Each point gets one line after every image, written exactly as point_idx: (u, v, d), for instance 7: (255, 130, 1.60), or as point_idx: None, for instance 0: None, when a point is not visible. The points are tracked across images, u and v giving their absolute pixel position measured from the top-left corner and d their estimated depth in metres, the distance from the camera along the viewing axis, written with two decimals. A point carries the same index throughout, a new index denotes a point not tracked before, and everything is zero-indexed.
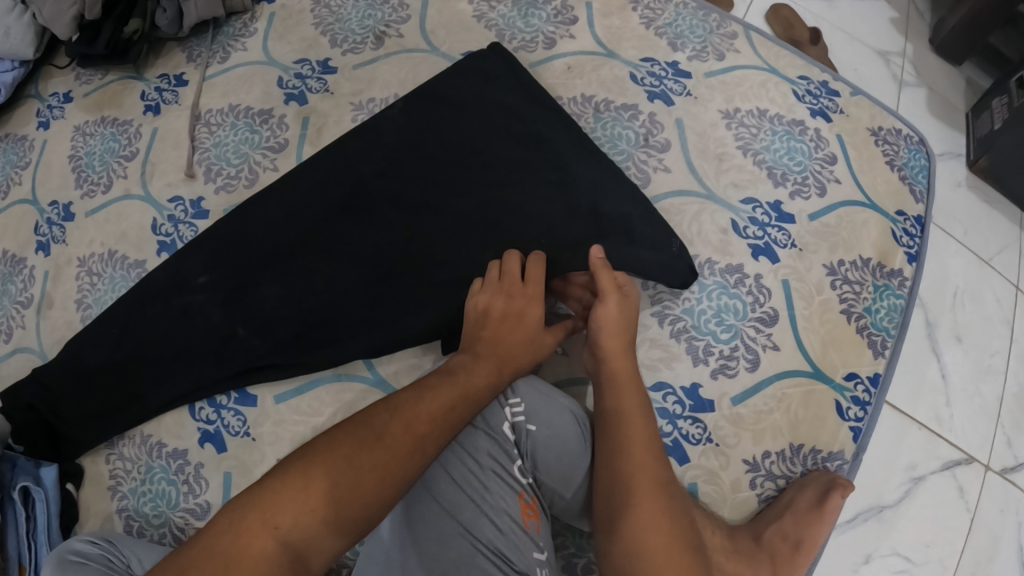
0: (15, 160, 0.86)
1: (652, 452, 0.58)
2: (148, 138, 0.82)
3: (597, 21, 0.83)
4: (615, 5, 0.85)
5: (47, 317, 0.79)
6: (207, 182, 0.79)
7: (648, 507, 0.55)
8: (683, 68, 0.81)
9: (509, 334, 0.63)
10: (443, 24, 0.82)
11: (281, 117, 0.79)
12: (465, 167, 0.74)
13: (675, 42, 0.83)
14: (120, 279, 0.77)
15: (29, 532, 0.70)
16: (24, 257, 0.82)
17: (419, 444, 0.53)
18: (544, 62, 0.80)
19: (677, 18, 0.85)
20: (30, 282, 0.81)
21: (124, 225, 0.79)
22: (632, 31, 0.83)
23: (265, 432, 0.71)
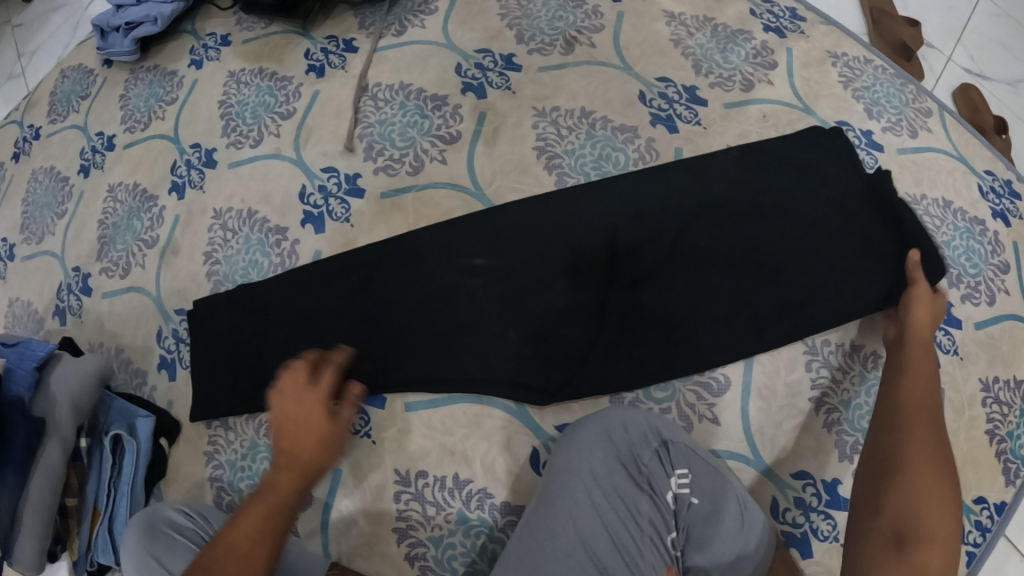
0: (162, 94, 0.86)
1: (926, 413, 0.57)
2: (307, 100, 0.79)
3: (796, 71, 0.77)
4: (815, 56, 0.78)
5: (170, 263, 0.78)
6: (365, 159, 0.74)
7: (930, 434, 0.56)
8: (875, 140, 0.75)
9: (303, 441, 0.55)
10: (638, 42, 0.77)
11: (455, 107, 0.75)
12: (739, 232, 0.68)
13: (870, 109, 0.76)
14: (257, 243, 0.74)
15: (112, 481, 0.71)
16: (155, 196, 0.81)
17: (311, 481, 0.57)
18: (740, 105, 0.75)
19: (874, 83, 0.77)
20: (157, 222, 0.80)
21: (271, 186, 0.76)
22: (829, 88, 0.77)
23: (388, 438, 0.66)
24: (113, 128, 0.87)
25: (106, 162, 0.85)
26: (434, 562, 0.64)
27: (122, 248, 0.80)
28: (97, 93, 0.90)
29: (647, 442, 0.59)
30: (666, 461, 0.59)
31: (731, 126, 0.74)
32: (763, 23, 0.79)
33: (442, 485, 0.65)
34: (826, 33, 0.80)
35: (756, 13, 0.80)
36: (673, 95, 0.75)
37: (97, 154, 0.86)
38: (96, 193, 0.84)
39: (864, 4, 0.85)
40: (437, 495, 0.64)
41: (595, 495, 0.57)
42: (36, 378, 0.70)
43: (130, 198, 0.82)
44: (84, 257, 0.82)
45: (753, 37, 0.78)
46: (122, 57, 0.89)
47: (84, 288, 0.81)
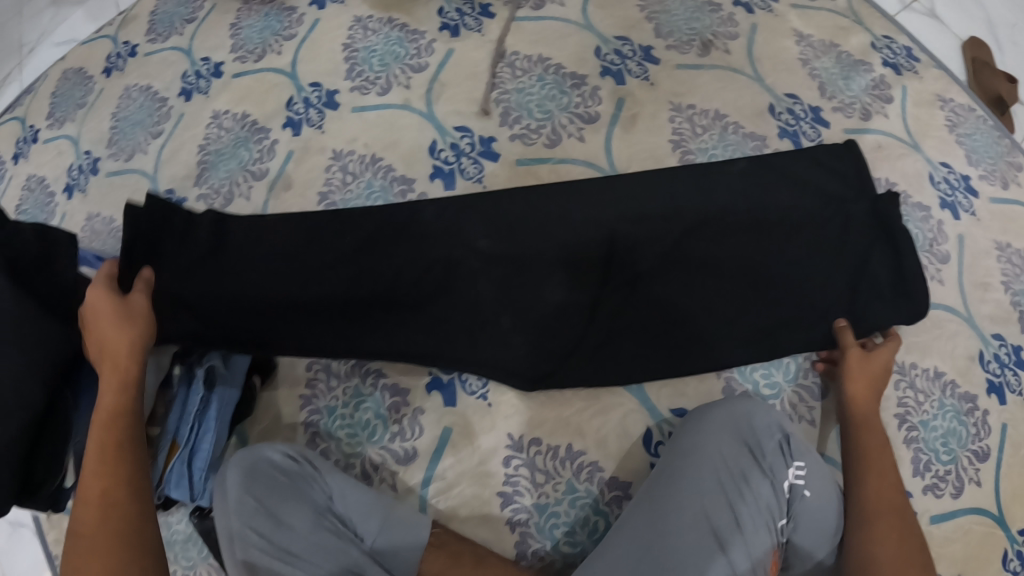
0: (278, 27, 0.84)
1: (893, 508, 0.59)
2: (440, 57, 0.79)
3: (909, 109, 0.81)
4: (927, 98, 0.82)
5: (280, 198, 0.76)
6: (501, 124, 0.75)
7: (890, 524, 0.58)
8: (972, 184, 0.79)
9: (109, 327, 0.55)
10: (770, 56, 0.80)
11: (594, 89, 0.76)
12: (775, 243, 0.69)
13: (970, 155, 0.80)
14: (380, 191, 0.74)
15: (198, 414, 0.64)
16: (267, 128, 0.79)
17: (108, 500, 0.51)
18: (858, 132, 0.78)
19: (975, 131, 0.81)
20: (268, 155, 0.78)
21: (398, 135, 0.76)
22: (937, 130, 0.81)
23: (505, 402, 0.68)
24: (221, 55, 0.84)
25: (211, 89, 0.83)
26: (535, 529, 0.65)
27: (225, 176, 0.78)
28: (205, 18, 0.87)
29: (772, 433, 0.62)
30: (787, 453, 0.61)
31: None
32: (882, 58, 0.82)
33: (554, 454, 0.66)
34: (938, 77, 0.83)
35: (876, 47, 0.83)
36: (799, 113, 0.78)
37: (201, 78, 0.84)
38: (198, 118, 0.82)
39: (965, 52, 0.88)
40: (548, 463, 0.66)
41: (720, 475, 0.60)
42: None
43: (236, 127, 0.80)
44: (181, 181, 0.80)
45: (873, 69, 0.82)
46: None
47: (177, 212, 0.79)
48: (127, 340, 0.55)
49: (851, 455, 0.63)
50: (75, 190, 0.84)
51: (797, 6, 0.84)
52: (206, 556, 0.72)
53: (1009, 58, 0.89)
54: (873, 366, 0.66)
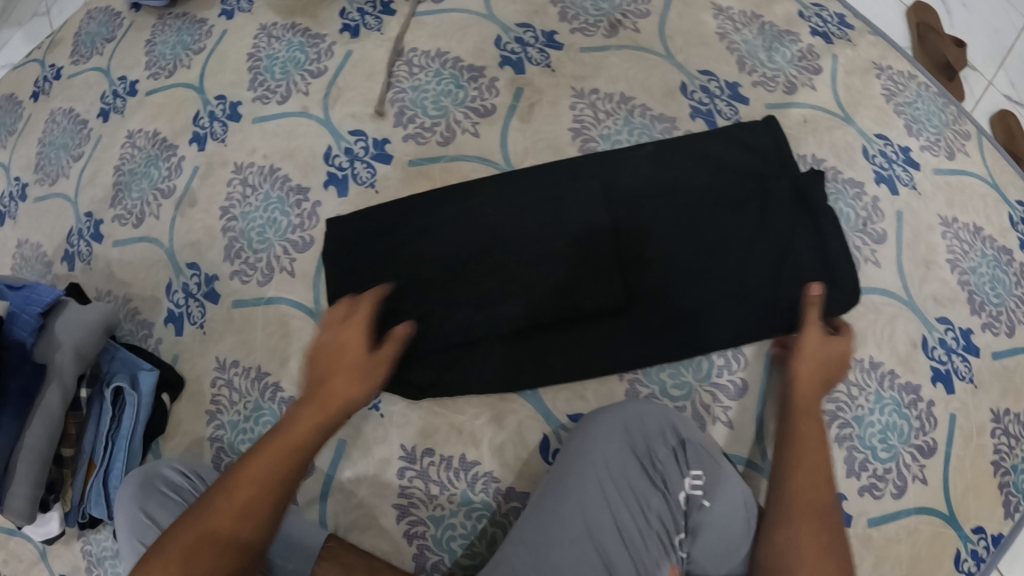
0: (189, 41, 0.84)
1: (814, 506, 0.52)
2: (340, 60, 0.77)
3: (840, 78, 0.75)
4: (862, 64, 0.75)
5: (186, 215, 0.76)
6: (396, 125, 0.72)
7: (813, 525, 0.51)
8: (913, 157, 0.73)
9: (339, 361, 0.57)
10: (684, 32, 0.75)
11: (492, 80, 0.73)
12: (691, 224, 0.66)
13: (911, 125, 0.74)
14: (276, 201, 0.73)
15: (110, 434, 0.69)
16: (175, 144, 0.79)
17: (248, 510, 0.49)
18: (781, 107, 0.73)
19: (916, 99, 0.74)
20: (176, 171, 0.78)
21: (295, 143, 0.74)
22: (872, 98, 0.74)
23: (397, 412, 0.65)
24: (135, 73, 0.84)
25: (127, 108, 0.83)
26: (432, 541, 0.63)
27: (137, 196, 0.79)
28: (123, 37, 0.87)
29: (666, 440, 0.58)
30: (682, 460, 0.57)
31: None
32: (811, 25, 0.76)
33: (448, 465, 0.64)
34: (874, 42, 0.76)
35: (805, 13, 0.77)
36: (714, 91, 0.73)
37: (118, 99, 0.84)
38: (115, 138, 0.82)
39: (909, 18, 0.80)
40: (442, 474, 0.63)
41: (608, 487, 0.57)
42: (39, 324, 0.68)
43: (148, 146, 0.81)
44: (98, 203, 0.80)
45: (800, 37, 0.76)
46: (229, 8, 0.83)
47: (95, 234, 0.79)
48: (348, 394, 0.55)
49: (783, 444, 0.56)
50: (6, 218, 0.85)
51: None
52: None
53: (957, 21, 0.81)
54: (827, 354, 0.60)
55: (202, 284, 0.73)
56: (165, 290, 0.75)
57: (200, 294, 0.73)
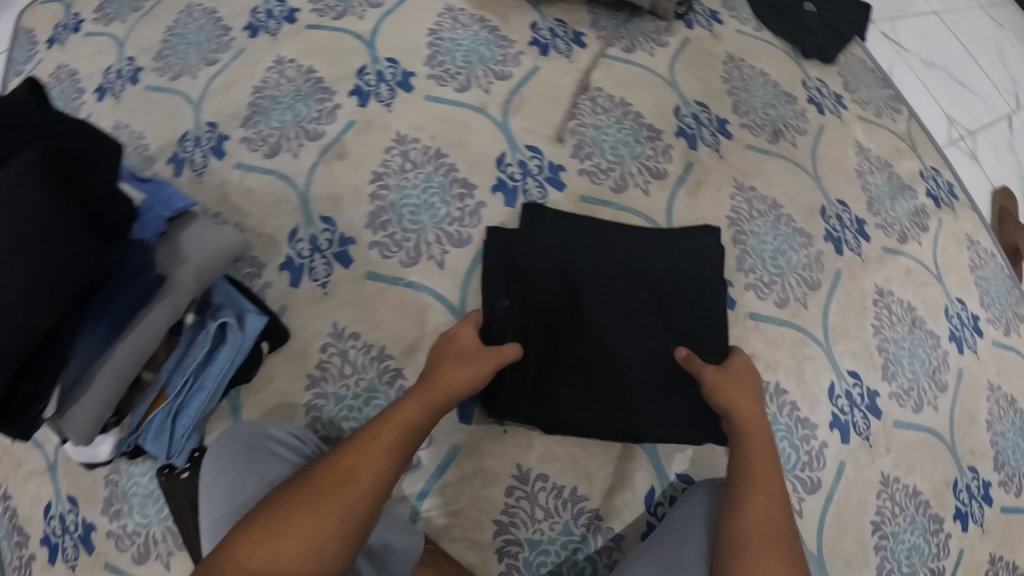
0: None
1: (771, 511, 0.55)
2: (526, 71, 0.78)
3: (940, 242, 0.85)
4: (957, 236, 0.87)
5: (329, 164, 0.73)
6: (572, 155, 0.74)
7: (765, 553, 0.52)
8: (980, 325, 0.84)
9: (445, 364, 0.59)
10: (830, 158, 0.83)
11: (667, 146, 0.77)
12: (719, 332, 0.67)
13: (985, 298, 0.85)
14: (437, 186, 0.72)
15: (199, 369, 0.62)
16: (331, 90, 0.76)
17: (355, 471, 0.52)
18: (892, 251, 0.82)
19: (992, 276, 0.87)
20: (327, 118, 0.74)
21: (467, 136, 0.74)
22: (960, 265, 0.85)
23: (518, 429, 0.66)
24: (298, 1, 0.80)
25: (281, 32, 0.79)
26: (522, 564, 0.63)
27: (276, 126, 0.74)
28: None
29: None
30: None
31: (882, 268, 0.81)
32: (928, 187, 0.87)
33: (557, 493, 0.65)
34: (970, 218, 0.89)
35: (922, 174, 0.88)
36: (844, 221, 0.81)
37: (272, 19, 0.80)
38: (261, 58, 0.78)
39: (995, 200, 0.94)
40: (550, 500, 0.65)
41: None
42: (164, 229, 0.62)
43: (297, 77, 0.77)
44: (226, 117, 0.75)
45: (917, 196, 0.86)
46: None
47: (215, 149, 0.74)
48: (456, 380, 0.58)
49: (736, 479, 0.57)
50: (107, 93, 0.80)
51: (863, 118, 0.88)
52: (163, 520, 0.67)
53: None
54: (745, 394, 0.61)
55: (334, 244, 0.70)
56: (287, 237, 0.71)
57: (330, 252, 0.70)
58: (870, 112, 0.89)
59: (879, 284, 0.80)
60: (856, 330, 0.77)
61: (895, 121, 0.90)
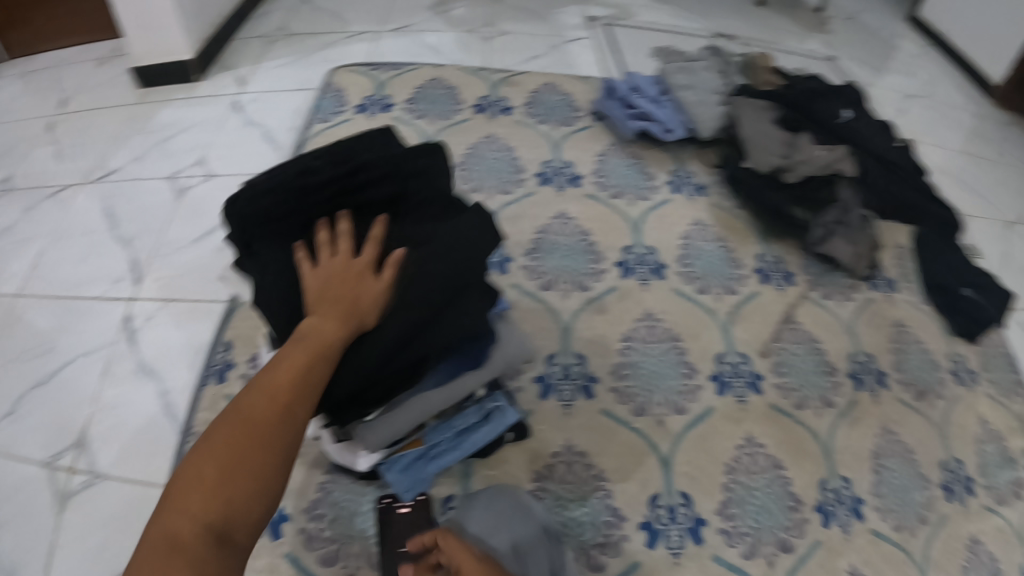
0: (565, 118, 1.23)
1: (245, 451, 0.54)
2: (659, 201, 1.13)
3: (953, 416, 1.07)
4: (970, 412, 1.09)
5: (508, 210, 1.08)
6: (676, 260, 1.06)
7: (209, 494, 0.52)
8: (977, 489, 1.03)
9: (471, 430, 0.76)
10: (870, 321, 1.09)
11: (744, 275, 1.07)
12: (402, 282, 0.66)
13: (988, 470, 1.05)
14: (576, 250, 1.05)
15: None
16: (523, 169, 1.14)
17: (282, 403, 0.57)
18: (907, 406, 1.04)
19: (996, 454, 1.07)
20: (515, 185, 1.12)
21: (607, 226, 1.08)
22: (970, 437, 1.06)
23: (579, 415, 0.93)
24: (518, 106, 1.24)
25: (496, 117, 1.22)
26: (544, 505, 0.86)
27: (480, 176, 1.12)
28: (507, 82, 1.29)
29: None
30: None
31: (891, 412, 1.03)
32: (955, 368, 1.12)
33: (591, 468, 0.90)
34: (990, 405, 1.11)
35: (953, 358, 1.13)
36: (868, 370, 1.05)
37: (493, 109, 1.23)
38: (478, 131, 1.19)
39: None
40: (581, 471, 0.89)
41: None
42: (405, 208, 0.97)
43: (503, 151, 1.16)
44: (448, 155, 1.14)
45: (941, 372, 1.10)
46: (622, 127, 1.19)
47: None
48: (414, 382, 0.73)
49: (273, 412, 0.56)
50: (363, 110, 1.23)
51: (910, 304, 1.15)
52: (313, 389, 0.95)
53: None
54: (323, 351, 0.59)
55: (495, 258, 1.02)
56: None
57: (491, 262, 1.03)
58: (918, 300, 1.16)
59: (887, 424, 1.02)
60: (857, 450, 0.98)
61: (938, 316, 1.16)
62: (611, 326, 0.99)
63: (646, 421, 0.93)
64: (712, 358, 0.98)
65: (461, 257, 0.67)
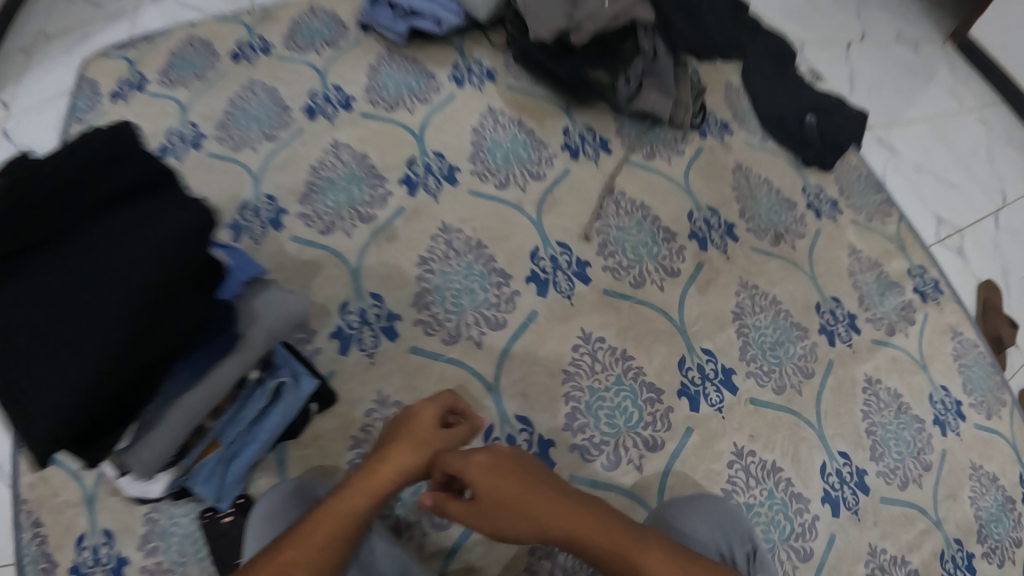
0: (326, 35, 1.02)
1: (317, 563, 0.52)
2: (444, 98, 0.99)
3: (817, 249, 0.98)
4: (834, 245, 0.99)
5: (279, 162, 0.89)
6: (470, 160, 0.93)
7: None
8: (857, 322, 0.94)
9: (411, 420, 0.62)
10: (704, 172, 0.99)
11: (550, 156, 0.96)
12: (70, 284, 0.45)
13: (866, 299, 0.97)
14: (358, 179, 0.89)
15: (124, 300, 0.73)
16: (290, 109, 0.94)
17: (351, 511, 0.55)
18: (764, 252, 0.94)
19: (873, 281, 0.99)
20: (282, 126, 0.92)
21: (389, 143, 0.93)
22: (837, 269, 0.97)
23: (387, 362, 0.78)
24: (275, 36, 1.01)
25: (257, 60, 0.98)
26: None
27: (243, 130, 0.92)
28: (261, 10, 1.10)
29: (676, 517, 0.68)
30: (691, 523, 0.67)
31: (746, 262, 0.92)
32: (808, 201, 1.02)
33: None
34: (857, 232, 1.03)
35: (809, 191, 1.04)
36: (714, 224, 0.94)
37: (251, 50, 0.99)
38: (237, 75, 0.96)
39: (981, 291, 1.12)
40: None
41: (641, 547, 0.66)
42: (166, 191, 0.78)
43: (262, 91, 0.95)
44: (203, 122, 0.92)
45: (794, 208, 1.00)
46: (388, 33, 1.01)
47: (192, 143, 0.90)
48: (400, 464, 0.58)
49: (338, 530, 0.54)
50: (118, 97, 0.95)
51: (748, 144, 1.04)
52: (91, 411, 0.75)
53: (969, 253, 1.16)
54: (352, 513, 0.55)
55: (267, 215, 0.85)
56: (237, 207, 0.85)
57: (262, 220, 0.84)
58: (758, 139, 1.05)
59: (744, 277, 0.91)
60: (716, 312, 0.87)
61: (781, 151, 1.05)
62: (410, 250, 0.85)
63: (463, 346, 0.79)
64: (528, 256, 0.85)
65: (171, 259, 0.47)
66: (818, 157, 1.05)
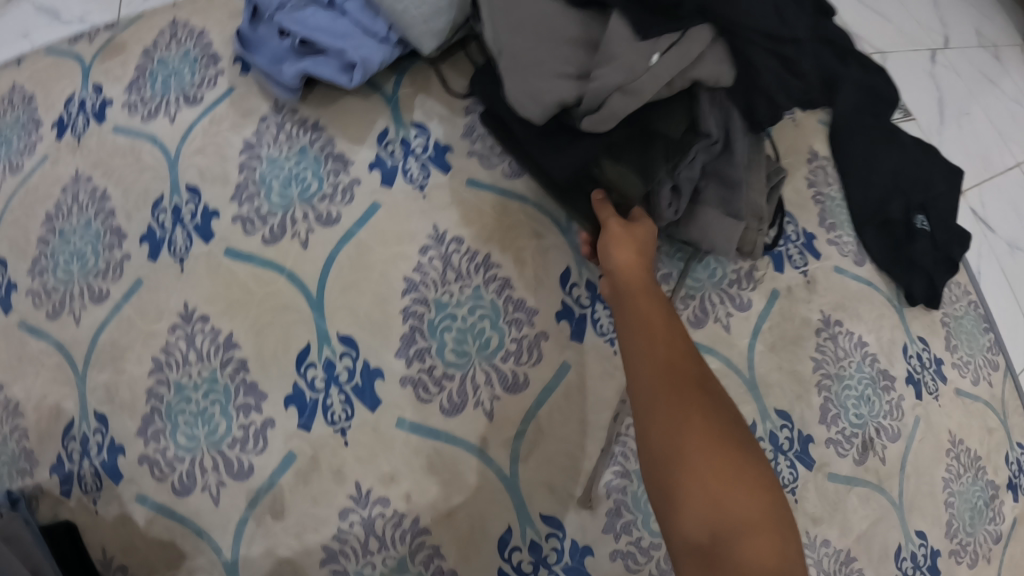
0: (188, 80, 0.66)
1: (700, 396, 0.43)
2: (359, 211, 0.60)
3: (913, 450, 0.66)
4: (936, 438, 0.67)
5: (111, 337, 0.61)
6: (398, 354, 0.56)
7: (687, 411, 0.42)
8: (938, 564, 0.66)
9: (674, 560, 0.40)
10: (777, 339, 0.62)
11: (536, 338, 0.57)
12: None
13: (953, 526, 0.67)
14: (221, 392, 0.57)
15: None
16: (124, 233, 0.63)
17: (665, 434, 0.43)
18: (841, 480, 0.62)
19: (969, 490, 0.69)
20: (113, 275, 0.62)
21: (273, 317, 0.58)
22: (931, 481, 0.66)
23: None
24: (114, 91, 0.68)
25: (85, 133, 0.67)
26: None
27: (63, 278, 0.63)
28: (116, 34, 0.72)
29: None
30: None
31: (815, 501, 0.61)
32: (909, 366, 0.67)
33: None
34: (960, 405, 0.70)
35: (910, 350, 0.68)
36: (780, 444, 0.60)
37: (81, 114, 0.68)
38: (59, 171, 0.67)
39: None
40: None
41: None
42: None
43: (89, 205, 0.65)
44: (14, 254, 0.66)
45: (893, 381, 0.66)
46: (273, 85, 0.62)
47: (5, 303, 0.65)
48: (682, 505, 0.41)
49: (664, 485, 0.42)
50: None
51: (837, 271, 0.67)
52: None
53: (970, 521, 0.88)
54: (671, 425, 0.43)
55: (103, 453, 0.59)
56: (63, 432, 0.60)
57: (97, 460, 0.59)
58: (851, 262, 0.68)
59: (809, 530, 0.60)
60: None
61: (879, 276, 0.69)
62: (307, 538, 0.54)
63: None
64: (493, 546, 0.54)
65: None
66: (930, 291, 0.70)
